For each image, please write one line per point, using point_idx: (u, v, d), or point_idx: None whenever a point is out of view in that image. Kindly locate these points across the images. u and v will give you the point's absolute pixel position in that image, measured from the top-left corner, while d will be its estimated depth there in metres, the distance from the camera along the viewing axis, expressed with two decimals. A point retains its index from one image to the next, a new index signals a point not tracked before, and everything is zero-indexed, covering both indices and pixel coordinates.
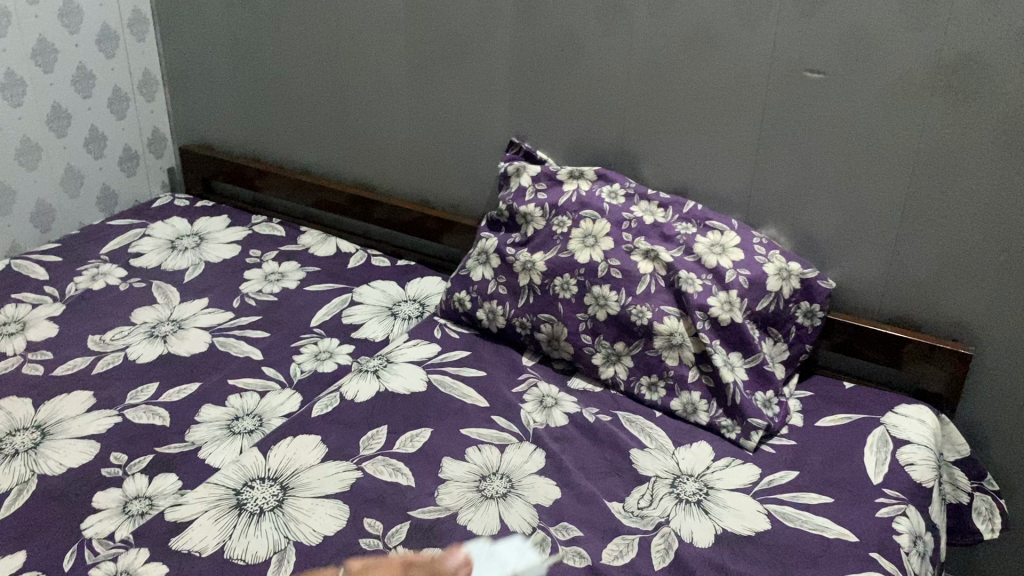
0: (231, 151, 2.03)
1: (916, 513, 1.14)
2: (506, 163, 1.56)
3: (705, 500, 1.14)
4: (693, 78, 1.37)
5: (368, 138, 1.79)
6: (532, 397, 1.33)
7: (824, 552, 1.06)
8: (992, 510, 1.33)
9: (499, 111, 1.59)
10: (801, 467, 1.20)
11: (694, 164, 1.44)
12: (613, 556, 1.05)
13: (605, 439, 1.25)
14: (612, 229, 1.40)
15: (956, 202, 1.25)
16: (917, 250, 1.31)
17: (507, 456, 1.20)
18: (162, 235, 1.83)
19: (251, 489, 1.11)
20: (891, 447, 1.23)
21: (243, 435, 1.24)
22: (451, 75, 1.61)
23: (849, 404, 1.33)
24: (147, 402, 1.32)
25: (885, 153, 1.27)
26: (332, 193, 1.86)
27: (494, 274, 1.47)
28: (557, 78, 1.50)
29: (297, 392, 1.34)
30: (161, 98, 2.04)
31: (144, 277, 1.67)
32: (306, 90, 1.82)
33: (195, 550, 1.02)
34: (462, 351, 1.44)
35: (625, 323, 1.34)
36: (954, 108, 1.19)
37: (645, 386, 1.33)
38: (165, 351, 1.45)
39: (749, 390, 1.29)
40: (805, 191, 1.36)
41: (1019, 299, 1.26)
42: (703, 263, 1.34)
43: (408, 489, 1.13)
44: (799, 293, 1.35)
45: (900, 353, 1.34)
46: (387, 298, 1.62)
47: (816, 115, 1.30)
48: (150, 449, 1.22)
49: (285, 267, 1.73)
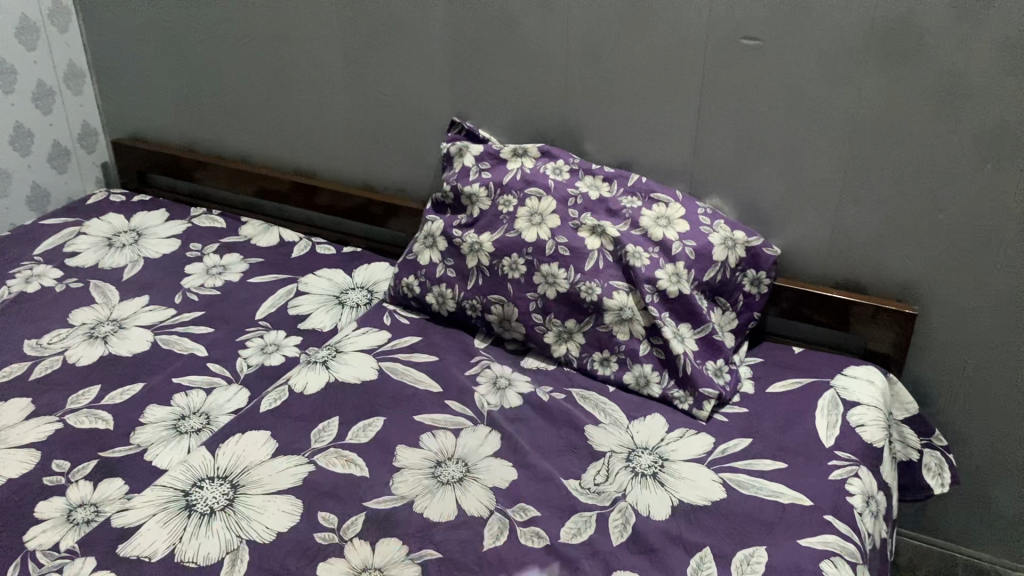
0: (166, 142, 1.97)
1: (868, 473, 1.16)
2: (449, 144, 1.52)
3: (661, 472, 1.14)
4: (631, 50, 1.36)
5: (306, 123, 1.75)
6: (486, 378, 1.32)
7: (780, 517, 1.06)
8: (941, 466, 1.36)
9: (438, 91, 1.56)
10: (754, 434, 1.21)
11: (636, 137, 1.43)
12: (571, 534, 1.05)
13: (560, 417, 1.24)
14: (558, 206, 1.38)
15: (896, 164, 1.26)
16: (858, 214, 1.32)
17: (462, 441, 1.19)
18: (97, 232, 1.77)
19: (200, 490, 1.08)
20: (841, 409, 1.24)
21: (190, 434, 1.21)
22: (387, 55, 1.58)
23: (799, 369, 1.34)
24: (89, 406, 1.28)
25: (823, 117, 1.27)
26: (272, 181, 1.82)
27: (441, 256, 1.45)
28: (495, 55, 1.48)
29: (244, 387, 1.32)
30: (89, 90, 1.97)
31: (80, 277, 1.62)
32: (239, 77, 1.77)
33: (144, 555, 0.99)
34: (413, 337, 1.42)
35: (575, 300, 1.33)
36: (889, 71, 1.20)
37: (597, 362, 1.33)
38: (106, 352, 1.40)
39: (699, 360, 1.29)
40: (747, 160, 1.36)
41: (959, 257, 1.28)
42: (650, 236, 1.34)
43: (361, 480, 1.12)
44: (744, 261, 1.35)
45: (847, 315, 1.36)
46: (334, 287, 1.59)
47: (754, 83, 1.29)
48: (94, 454, 1.18)
49: (227, 260, 1.69)
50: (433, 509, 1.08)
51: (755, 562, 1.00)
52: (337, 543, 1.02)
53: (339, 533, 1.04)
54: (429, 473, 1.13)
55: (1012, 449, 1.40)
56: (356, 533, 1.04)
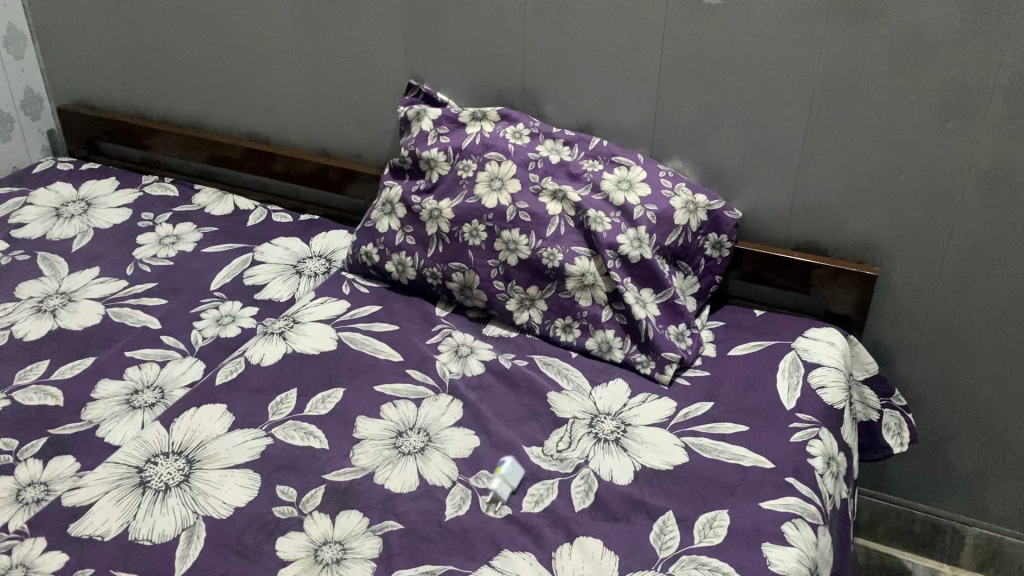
0: (115, 108, 1.91)
1: (829, 435, 1.16)
2: (406, 108, 1.48)
3: (623, 437, 1.14)
4: (589, 10, 1.33)
5: (259, 88, 1.70)
6: (447, 347, 1.31)
7: (742, 480, 1.07)
8: (900, 426, 1.38)
9: (393, 53, 1.52)
10: (716, 398, 1.21)
11: (596, 99, 1.41)
12: (533, 502, 1.04)
13: (522, 384, 1.23)
14: (518, 170, 1.35)
15: (856, 125, 1.25)
16: (819, 176, 1.31)
17: (423, 410, 1.17)
18: (44, 202, 1.71)
19: (154, 466, 1.06)
20: (802, 371, 1.24)
21: (144, 408, 1.18)
22: (341, 16, 1.53)
23: (760, 332, 1.34)
24: (37, 382, 1.24)
25: (784, 78, 1.26)
26: (226, 148, 1.76)
27: (400, 223, 1.42)
28: (450, 16, 1.44)
29: (199, 359, 1.29)
30: (31, 54, 1.89)
31: (27, 249, 1.57)
32: (188, 40, 1.72)
33: (97, 534, 0.97)
34: (373, 306, 1.39)
35: (537, 267, 1.31)
36: (849, 29, 1.19)
37: (560, 328, 1.31)
38: (55, 326, 1.36)
39: (661, 325, 1.29)
40: (708, 122, 1.34)
41: (918, 218, 1.28)
42: (611, 200, 1.32)
43: (321, 452, 1.10)
44: (706, 225, 1.34)
45: (807, 277, 1.36)
46: (291, 256, 1.56)
47: (715, 43, 1.27)
48: (43, 432, 1.15)
49: (180, 229, 1.64)
50: (394, 480, 1.06)
51: (717, 525, 1.00)
52: (296, 516, 1.01)
53: (299, 506, 1.02)
54: (390, 444, 1.12)
55: (968, 408, 1.42)
56: (315, 506, 1.02)
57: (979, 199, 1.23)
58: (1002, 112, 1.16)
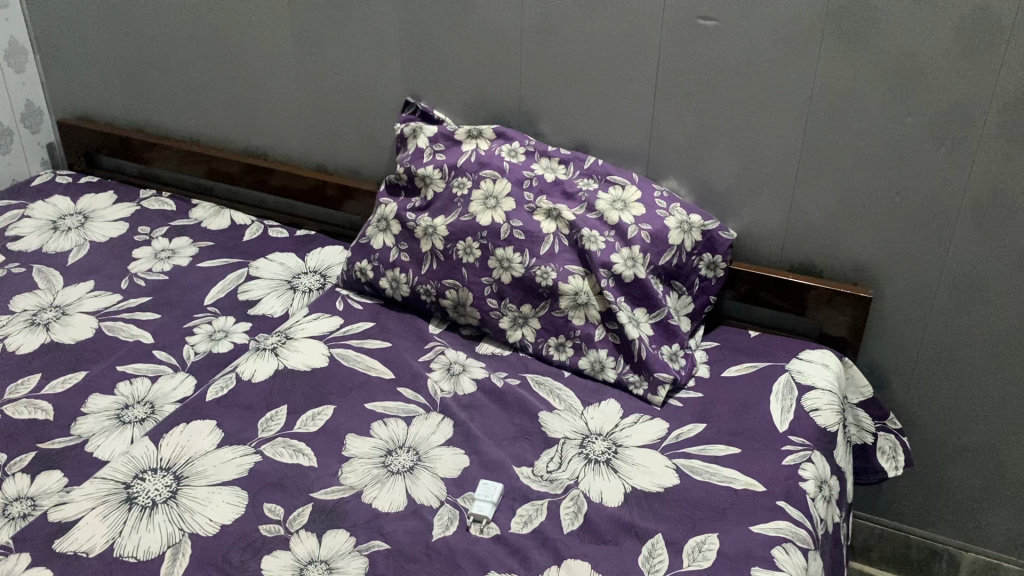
0: (115, 122, 1.92)
1: (821, 458, 1.15)
2: (403, 124, 1.48)
3: (614, 458, 1.13)
4: (585, 30, 1.33)
5: (257, 103, 1.71)
6: (439, 364, 1.30)
7: (732, 504, 1.06)
8: (895, 449, 1.37)
9: (391, 70, 1.53)
10: (709, 420, 1.20)
11: (593, 119, 1.41)
12: (522, 523, 1.03)
13: (514, 404, 1.22)
14: (513, 188, 1.35)
15: (850, 147, 1.25)
16: (814, 197, 1.31)
17: (414, 429, 1.17)
18: (41, 215, 1.72)
19: (142, 482, 1.05)
20: (796, 393, 1.24)
21: (134, 423, 1.18)
22: (340, 34, 1.54)
23: (754, 353, 1.33)
24: (29, 396, 1.24)
25: (780, 99, 1.26)
26: (224, 163, 1.77)
27: (395, 240, 1.42)
28: (447, 34, 1.45)
29: (191, 375, 1.28)
30: (31, 67, 1.90)
31: (23, 262, 1.57)
32: (187, 54, 1.72)
33: (82, 550, 0.97)
34: (366, 323, 1.39)
35: (530, 285, 1.31)
36: (843, 51, 1.19)
37: (553, 347, 1.31)
38: (48, 340, 1.36)
39: (655, 345, 1.28)
40: (704, 142, 1.34)
41: (913, 239, 1.28)
42: (605, 220, 1.32)
43: (309, 470, 1.09)
44: (700, 245, 1.34)
45: (802, 299, 1.35)
46: (287, 271, 1.56)
47: (711, 64, 1.28)
48: (32, 446, 1.14)
49: (177, 243, 1.65)
50: (382, 499, 1.06)
51: (707, 549, 1.00)
52: (282, 535, 1.00)
53: (286, 524, 1.02)
54: (379, 462, 1.11)
55: (965, 430, 1.41)
56: (302, 524, 1.01)
57: (973, 221, 1.23)
58: (995, 134, 1.16)
